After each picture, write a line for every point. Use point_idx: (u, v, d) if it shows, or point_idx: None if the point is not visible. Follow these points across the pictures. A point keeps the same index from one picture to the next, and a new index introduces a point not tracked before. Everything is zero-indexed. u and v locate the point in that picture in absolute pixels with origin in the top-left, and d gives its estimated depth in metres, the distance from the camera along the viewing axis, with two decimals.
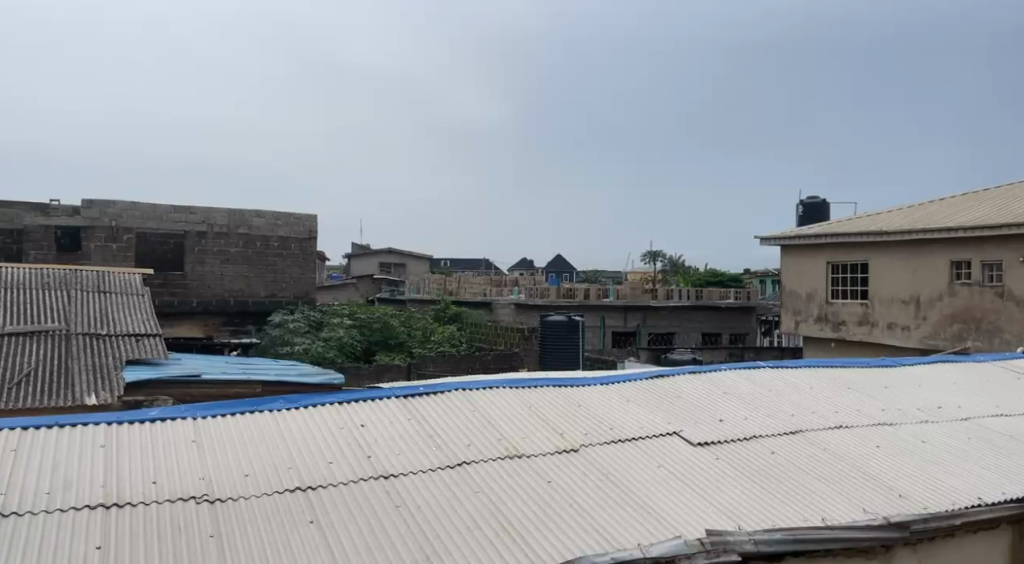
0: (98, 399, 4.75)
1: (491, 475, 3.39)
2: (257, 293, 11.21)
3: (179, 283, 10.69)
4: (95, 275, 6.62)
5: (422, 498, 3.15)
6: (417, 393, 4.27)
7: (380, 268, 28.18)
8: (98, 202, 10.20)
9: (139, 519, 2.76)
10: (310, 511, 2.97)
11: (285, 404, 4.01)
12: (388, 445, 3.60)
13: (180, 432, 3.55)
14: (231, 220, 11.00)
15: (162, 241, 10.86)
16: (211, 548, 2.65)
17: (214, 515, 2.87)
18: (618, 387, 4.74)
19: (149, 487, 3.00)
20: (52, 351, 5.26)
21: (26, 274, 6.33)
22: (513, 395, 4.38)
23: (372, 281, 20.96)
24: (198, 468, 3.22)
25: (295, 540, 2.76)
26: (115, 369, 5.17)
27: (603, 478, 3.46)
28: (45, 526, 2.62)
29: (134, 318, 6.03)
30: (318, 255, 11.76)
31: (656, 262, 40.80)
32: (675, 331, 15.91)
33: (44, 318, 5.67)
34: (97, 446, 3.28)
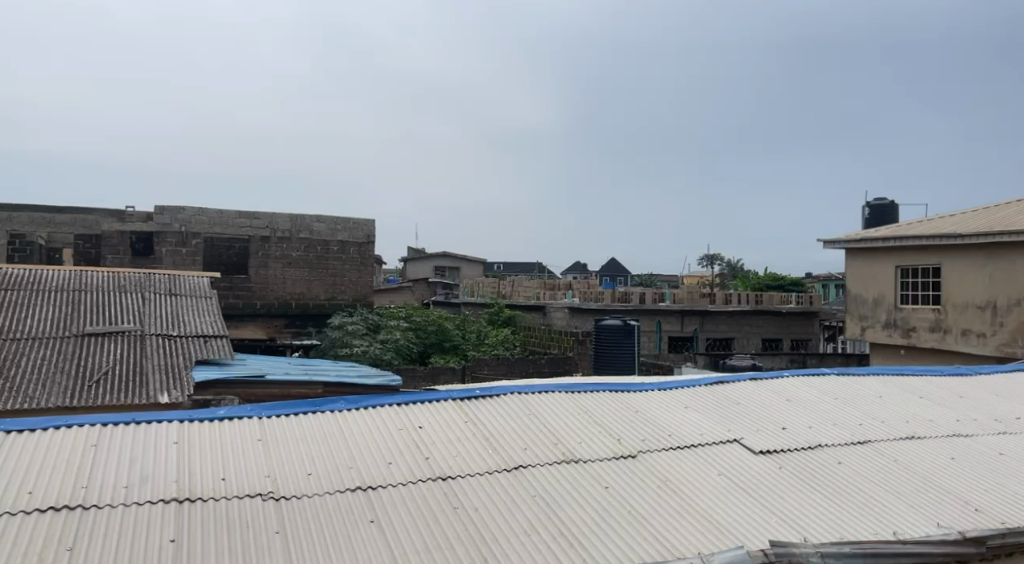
0: (170, 398, 4.95)
1: (547, 479, 3.39)
2: (318, 296, 11.50)
3: (244, 285, 11.06)
4: (167, 278, 6.92)
5: (480, 500, 3.17)
6: (473, 396, 4.31)
7: (434, 272, 28.59)
8: (169, 208, 10.63)
9: (209, 514, 2.86)
10: (371, 511, 3.03)
11: (347, 404, 4.11)
12: (446, 448, 3.64)
13: (247, 431, 3.67)
14: (293, 225, 11.30)
15: (227, 245, 11.12)
16: (276, 544, 2.73)
17: (279, 511, 2.96)
18: (675, 393, 4.67)
19: (218, 483, 3.11)
20: (129, 350, 5.51)
21: (105, 277, 6.67)
22: (569, 399, 4.37)
23: (427, 284, 21.25)
24: (264, 466, 3.32)
25: (356, 539, 2.82)
26: (186, 369, 5.38)
27: (661, 485, 3.42)
28: (123, 518, 2.75)
29: (204, 320, 6.27)
30: (375, 259, 11.98)
31: (713, 265, 40.05)
32: (734, 336, 15.58)
33: (121, 319, 5.95)
34: (170, 443, 3.42)
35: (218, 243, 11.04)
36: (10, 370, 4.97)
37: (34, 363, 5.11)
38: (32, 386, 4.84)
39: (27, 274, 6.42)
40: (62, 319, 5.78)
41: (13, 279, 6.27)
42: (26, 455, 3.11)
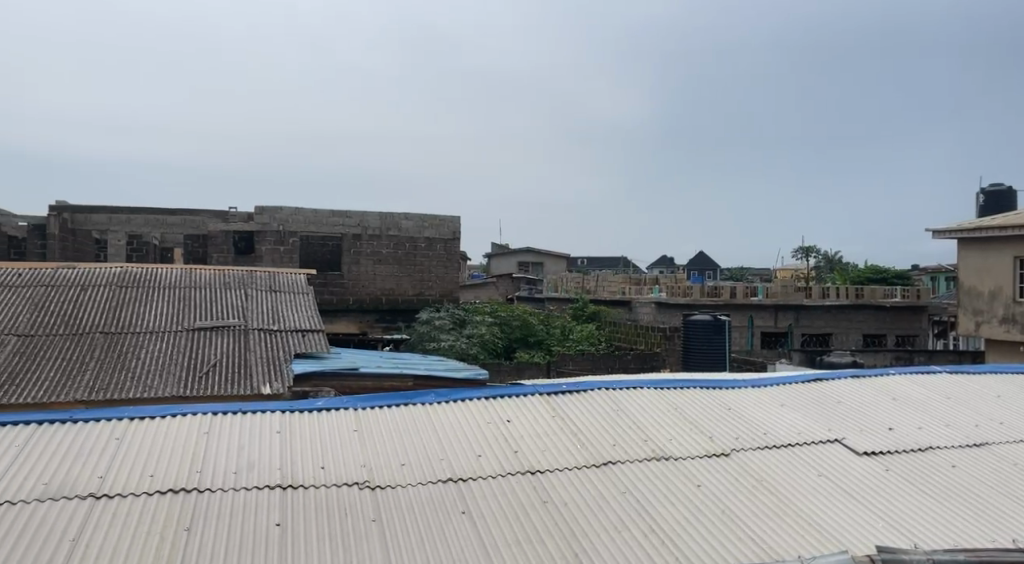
0: (272, 389, 5.21)
1: (637, 475, 3.36)
2: (406, 292, 11.80)
3: (337, 281, 11.47)
4: (268, 276, 7.29)
5: (569, 495, 3.17)
6: (561, 391, 4.30)
7: (518, 268, 28.72)
8: (268, 208, 11.12)
9: (310, 501, 3.00)
10: (463, 502, 3.09)
11: (437, 398, 4.20)
12: (534, 442, 3.66)
13: (343, 422, 3.81)
14: (383, 223, 11.64)
15: (322, 243, 11.76)
16: (373, 532, 2.83)
17: (375, 500, 3.06)
18: (770, 391, 4.50)
19: (318, 471, 3.25)
20: (234, 344, 5.83)
21: (212, 275, 7.09)
22: (657, 395, 4.30)
23: (511, 280, 21.34)
24: (360, 456, 3.44)
25: (449, 530, 2.88)
26: (285, 362, 5.64)
27: (756, 485, 3.31)
28: (231, 502, 2.92)
29: (301, 315, 6.56)
30: (461, 255, 12.16)
31: (808, 258, 38.39)
32: (832, 332, 14.85)
33: (227, 314, 6.31)
34: (273, 432, 3.60)
35: (314, 240, 11.62)
36: (132, 362, 5.36)
37: (151, 355, 5.48)
38: (150, 377, 5.20)
39: (144, 273, 6.90)
40: (175, 315, 6.18)
41: (132, 278, 6.75)
42: (146, 441, 3.34)
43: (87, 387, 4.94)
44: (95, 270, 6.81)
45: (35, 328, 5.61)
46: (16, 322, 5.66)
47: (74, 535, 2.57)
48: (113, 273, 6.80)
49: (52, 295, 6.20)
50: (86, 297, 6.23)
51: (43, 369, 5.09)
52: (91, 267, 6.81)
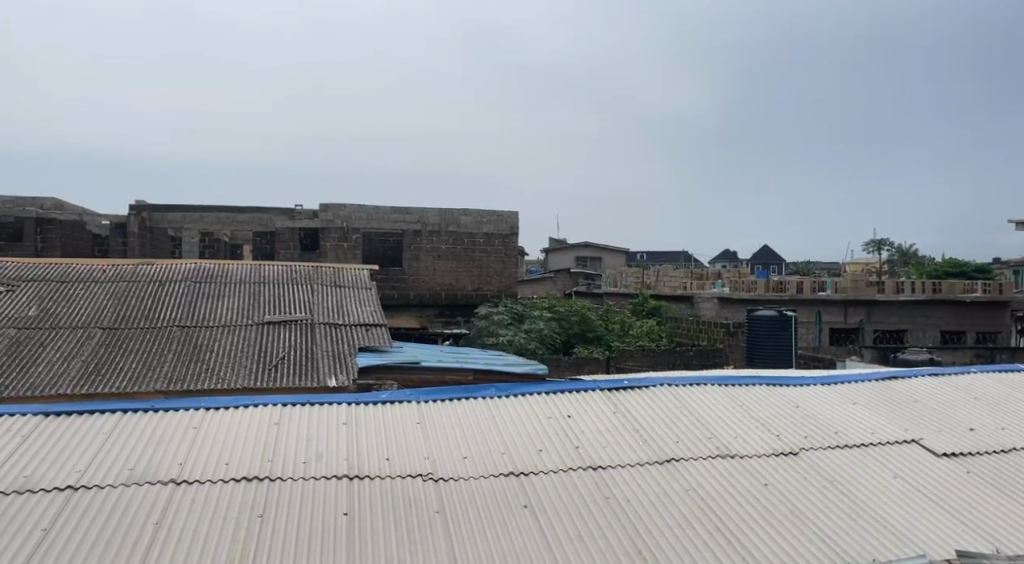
0: (337, 382, 5.34)
1: (701, 473, 3.30)
2: (466, 287, 11.92)
3: (398, 277, 11.68)
4: (332, 272, 7.50)
5: (632, 491, 3.15)
6: (622, 386, 4.26)
7: (576, 263, 28.60)
8: (332, 205, 11.37)
9: (376, 491, 3.06)
10: (524, 495, 3.11)
11: (498, 392, 4.22)
12: (595, 438, 3.64)
13: (407, 414, 3.88)
14: (442, 219, 11.77)
15: (383, 239, 12.02)
16: (437, 523, 2.87)
17: (438, 492, 3.10)
18: (840, 389, 4.35)
19: (383, 462, 3.32)
20: (302, 337, 6.01)
21: (279, 270, 7.33)
22: (722, 392, 4.21)
23: (569, 276, 21.24)
24: (424, 448, 3.50)
25: (512, 523, 2.90)
26: (350, 355, 5.79)
27: (827, 484, 3.22)
28: (300, 491, 3.00)
29: (365, 309, 6.71)
30: (519, 250, 12.20)
31: (880, 251, 36.87)
32: (907, 328, 14.22)
33: (294, 308, 6.50)
34: (340, 424, 3.69)
35: (375, 236, 11.81)
36: (207, 354, 5.58)
37: (224, 348, 5.70)
38: (223, 369, 5.41)
39: (216, 268, 7.19)
40: (246, 309, 6.41)
41: (206, 274, 7.03)
42: (220, 430, 3.47)
43: (166, 378, 5.17)
44: (172, 267, 7.12)
45: (118, 322, 5.90)
46: (101, 316, 5.98)
47: (158, 518, 2.70)
48: (188, 269, 7.10)
49: (132, 290, 6.51)
50: (164, 292, 6.53)
51: (126, 361, 5.35)
52: (168, 264, 7.11)
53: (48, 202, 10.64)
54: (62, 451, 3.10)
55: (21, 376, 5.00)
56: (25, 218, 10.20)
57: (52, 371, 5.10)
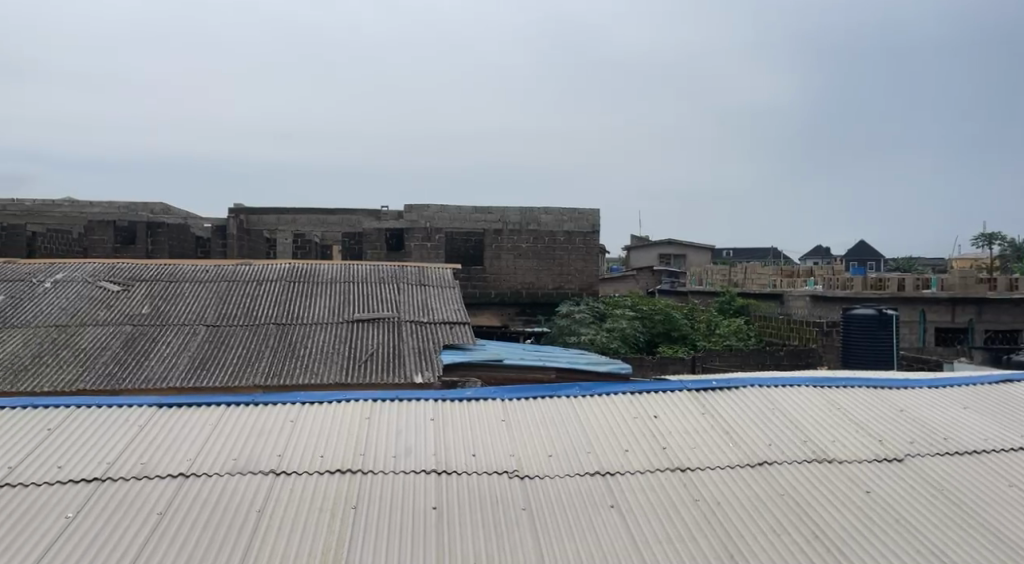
0: (424, 378, 5.46)
1: (795, 477, 3.18)
2: (546, 286, 11.93)
3: (479, 276, 11.82)
4: (418, 271, 7.68)
5: (722, 494, 3.06)
6: (711, 387, 4.14)
7: (659, 260, 28.11)
8: (416, 206, 11.62)
9: (464, 487, 3.10)
10: (611, 495, 3.07)
11: (582, 391, 4.20)
12: (683, 439, 3.55)
13: (492, 412, 3.91)
14: (523, 218, 11.85)
15: (465, 238, 12.20)
16: (524, 520, 2.88)
17: (524, 489, 3.12)
18: (950, 392, 4.08)
19: (470, 458, 3.36)
20: (389, 334, 6.17)
21: (368, 270, 7.57)
22: (817, 393, 4.03)
23: (652, 273, 20.87)
24: (509, 445, 3.52)
25: (599, 522, 2.88)
26: (436, 353, 5.90)
27: (936, 494, 3.04)
28: (391, 485, 3.08)
29: (449, 307, 6.83)
30: (600, 248, 12.10)
31: (992, 246, 34.32)
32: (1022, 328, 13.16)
33: (381, 306, 6.70)
34: (427, 419, 3.76)
35: (457, 235, 11.98)
36: (300, 350, 5.83)
37: (317, 344, 5.93)
38: (316, 364, 5.63)
39: (309, 268, 7.50)
40: (336, 307, 6.65)
41: (299, 273, 7.34)
42: (315, 424, 3.61)
43: (265, 373, 5.43)
44: (268, 267, 7.47)
45: (220, 319, 6.24)
46: (205, 314, 6.34)
47: (261, 506, 2.84)
48: (283, 269, 7.43)
49: (233, 289, 6.87)
50: (261, 291, 6.86)
51: (228, 356, 5.65)
52: (265, 263, 7.47)
53: (158, 206, 11.40)
54: (172, 440, 3.30)
55: (136, 369, 5.37)
56: (138, 222, 10.95)
57: (163, 366, 5.44)
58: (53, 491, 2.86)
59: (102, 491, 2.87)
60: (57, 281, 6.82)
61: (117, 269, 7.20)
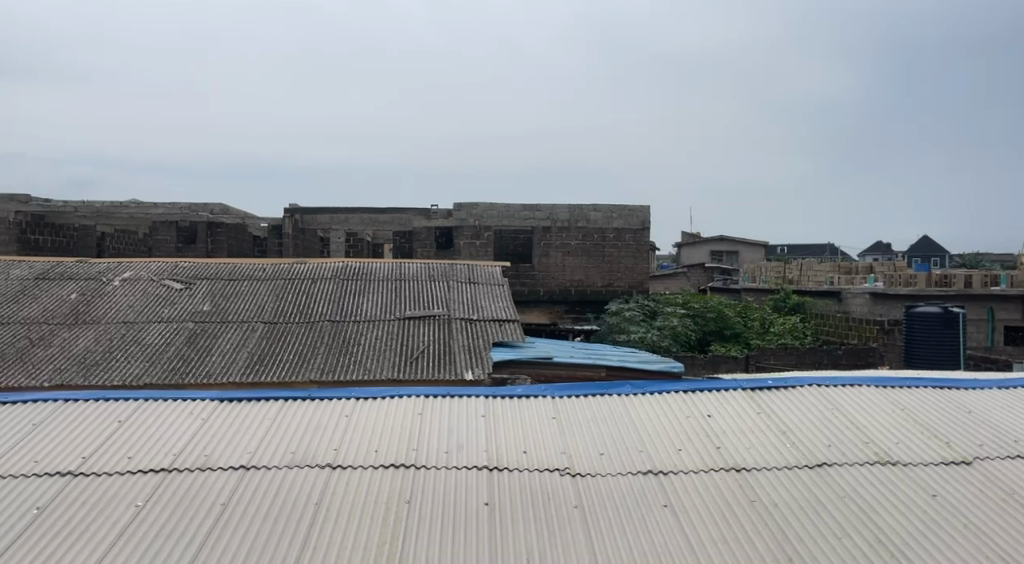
0: (474, 374, 5.51)
1: (856, 480, 3.08)
2: (596, 283, 11.86)
3: (528, 273, 11.82)
4: (468, 269, 7.74)
5: (779, 496, 2.99)
6: (766, 386, 4.05)
7: (710, 257, 27.64)
8: (465, 204, 11.69)
9: (515, 484, 3.10)
10: (664, 495, 3.03)
11: (634, 389, 4.16)
12: (739, 439, 3.48)
13: (543, 409, 3.90)
14: (572, 215, 11.80)
15: (513, 236, 12.21)
16: (576, 517, 2.87)
17: (576, 487, 3.11)
18: (1023, 394, 3.90)
19: (521, 455, 3.36)
20: (440, 331, 6.24)
21: (419, 268, 7.66)
22: (878, 393, 3.91)
23: (703, 271, 20.54)
24: (560, 443, 3.51)
25: (652, 522, 2.85)
26: (486, 350, 5.94)
27: (1007, 499, 2.92)
28: (444, 480, 3.10)
29: (498, 305, 6.87)
30: (651, 245, 11.99)
31: None
32: None
33: (432, 304, 6.77)
34: (478, 416, 3.78)
35: (506, 233, 12.00)
36: (354, 347, 5.94)
37: (369, 341, 6.04)
38: (369, 360, 5.73)
39: (362, 266, 7.63)
40: (388, 304, 6.75)
41: (352, 271, 7.48)
42: (369, 419, 3.67)
43: (320, 368, 5.56)
44: (323, 265, 7.63)
45: (277, 316, 6.41)
46: (263, 311, 6.53)
47: (318, 499, 2.91)
48: (337, 267, 7.58)
49: (289, 287, 7.05)
50: (316, 289, 7.02)
51: (285, 352, 5.80)
52: (320, 261, 7.63)
53: (217, 207, 11.77)
54: (233, 434, 3.40)
55: (198, 365, 5.56)
56: (198, 222, 11.29)
57: (223, 361, 5.62)
58: (124, 481, 2.98)
59: (168, 482, 2.97)
60: (125, 279, 7.11)
61: (181, 268, 7.47)
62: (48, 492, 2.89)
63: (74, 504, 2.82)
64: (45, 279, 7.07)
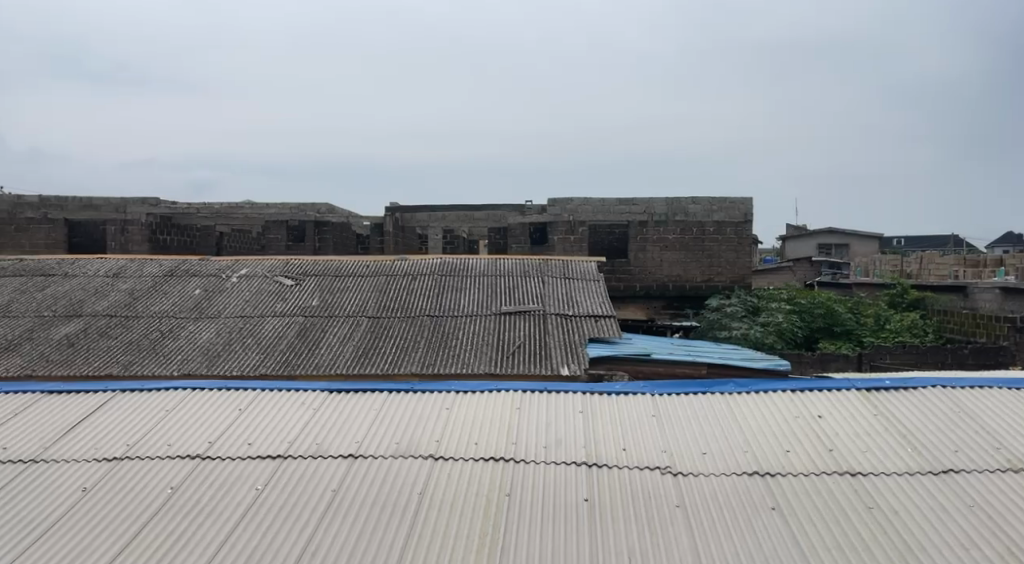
0: (570, 370, 5.50)
1: (985, 489, 2.86)
2: (695, 278, 11.57)
3: (624, 269, 11.65)
4: (562, 265, 7.73)
5: (899, 502, 2.81)
6: (884, 387, 3.81)
7: (818, 250, 26.28)
8: (560, 199, 11.67)
9: (615, 481, 3.07)
10: (772, 498, 2.91)
11: (738, 388, 4.02)
12: (853, 441, 3.30)
13: (642, 407, 3.84)
14: (670, 208, 11.53)
15: (608, 231, 11.98)
16: (679, 518, 2.81)
17: (677, 486, 3.03)
18: None
19: (620, 452, 3.32)
20: (536, 327, 6.26)
21: (513, 263, 7.72)
22: (1012, 397, 3.59)
23: (812, 265, 19.58)
24: (660, 441, 3.44)
25: (759, 525, 2.74)
26: (582, 346, 5.90)
27: None
28: (543, 475, 3.12)
29: (594, 301, 6.82)
30: (753, 238, 11.56)
31: None
32: None
33: (528, 299, 6.80)
34: (576, 413, 3.76)
35: (601, 228, 11.87)
36: (452, 341, 6.06)
37: (468, 336, 6.14)
38: (467, 354, 5.83)
39: (459, 263, 7.77)
40: (484, 300, 6.84)
41: (450, 268, 7.63)
42: (469, 412, 3.73)
43: (421, 362, 5.71)
44: (421, 261, 7.82)
45: (380, 311, 6.64)
46: (367, 306, 6.77)
47: (422, 489, 2.99)
48: (435, 264, 7.75)
49: (391, 283, 7.28)
50: (416, 285, 7.21)
51: (387, 346, 6.00)
52: (418, 257, 7.83)
53: (323, 206, 12.29)
54: (342, 423, 3.56)
55: (308, 357, 5.84)
56: (306, 222, 11.83)
57: (332, 353, 5.89)
58: (245, 465, 3.17)
59: (284, 468, 3.15)
60: (241, 276, 7.57)
61: (291, 265, 7.87)
62: (180, 473, 3.12)
63: (202, 486, 3.03)
64: (172, 276, 7.62)
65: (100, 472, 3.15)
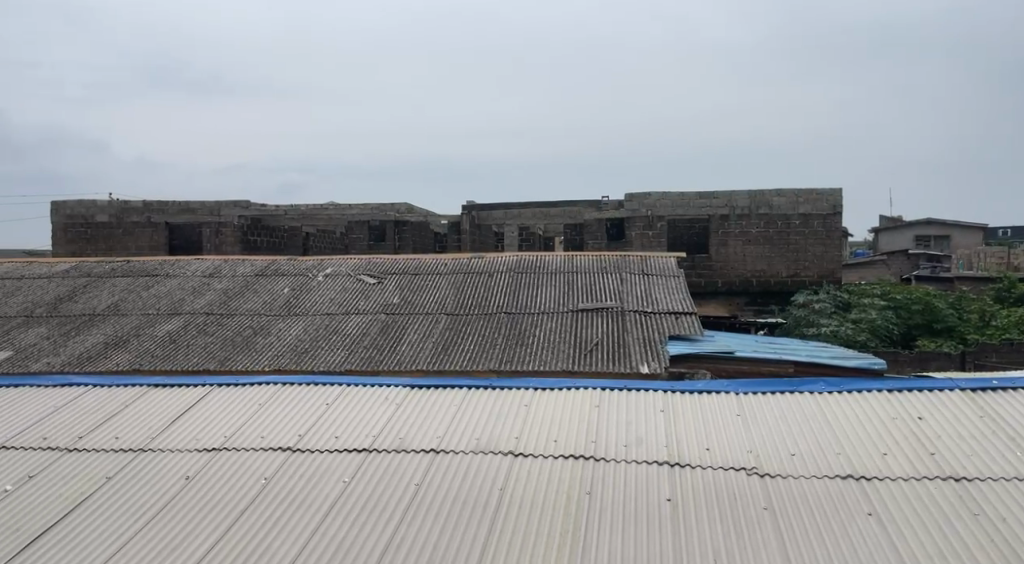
0: (650, 368, 5.40)
1: None
2: (780, 273, 11.16)
3: (705, 264, 11.35)
4: (640, 260, 7.61)
5: (1009, 509, 2.63)
6: (991, 387, 3.56)
7: (915, 242, 24.87)
8: (637, 195, 11.52)
9: (698, 481, 3.00)
10: (868, 503, 2.77)
11: (829, 387, 3.84)
12: (956, 444, 3.10)
13: (726, 406, 3.73)
14: (753, 202, 11.17)
15: (688, 226, 11.73)
16: (767, 520, 2.71)
17: (766, 488, 2.93)
18: None
19: (703, 452, 3.24)
20: (615, 324, 6.20)
21: (590, 260, 7.67)
22: None
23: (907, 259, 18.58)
24: (745, 441, 3.33)
25: (855, 531, 2.61)
26: (662, 343, 5.80)
27: None
28: (624, 473, 3.08)
29: (673, 297, 6.69)
30: (843, 231, 11.07)
31: None
32: None
33: (605, 296, 6.74)
34: (657, 411, 3.70)
35: (681, 223, 11.71)
36: (530, 338, 6.08)
37: (545, 333, 6.15)
38: (545, 352, 5.84)
39: (535, 260, 7.78)
40: (561, 297, 6.82)
41: (526, 265, 7.65)
42: (548, 409, 3.73)
43: (499, 358, 5.76)
44: (498, 259, 7.86)
45: (458, 308, 6.74)
46: (445, 303, 6.88)
47: (502, 485, 3.01)
48: (511, 261, 7.79)
49: (468, 280, 7.37)
50: (493, 282, 7.27)
51: (466, 342, 6.08)
52: (494, 255, 7.87)
53: (403, 207, 12.56)
54: (424, 419, 3.62)
55: (391, 353, 5.99)
56: (387, 222, 12.15)
57: (413, 350, 6.02)
58: (332, 458, 3.28)
59: (369, 461, 3.24)
60: (327, 275, 7.84)
61: (372, 264, 8.09)
62: (273, 464, 3.26)
63: (293, 477, 3.15)
64: (263, 275, 7.98)
65: (200, 462, 3.33)
